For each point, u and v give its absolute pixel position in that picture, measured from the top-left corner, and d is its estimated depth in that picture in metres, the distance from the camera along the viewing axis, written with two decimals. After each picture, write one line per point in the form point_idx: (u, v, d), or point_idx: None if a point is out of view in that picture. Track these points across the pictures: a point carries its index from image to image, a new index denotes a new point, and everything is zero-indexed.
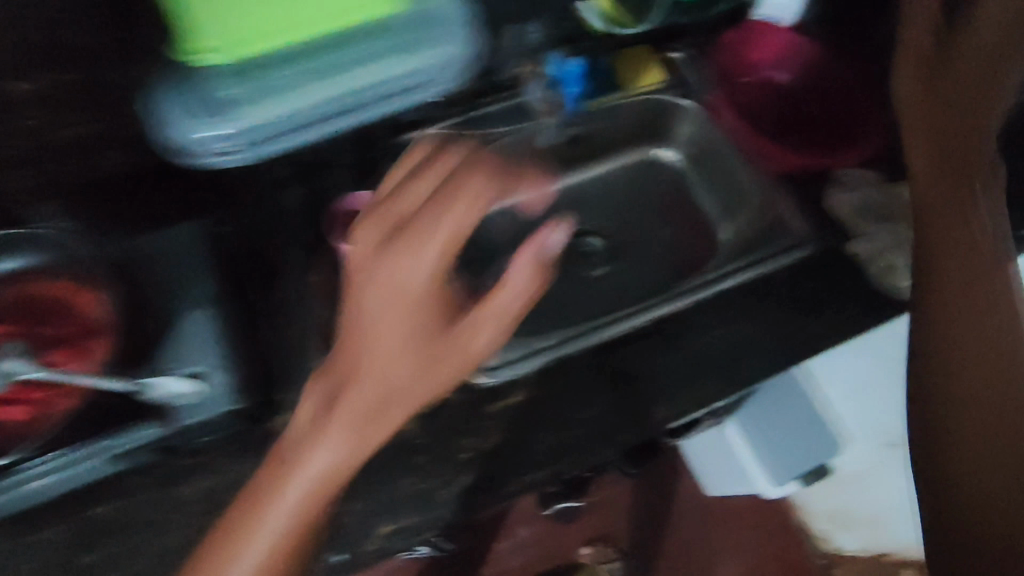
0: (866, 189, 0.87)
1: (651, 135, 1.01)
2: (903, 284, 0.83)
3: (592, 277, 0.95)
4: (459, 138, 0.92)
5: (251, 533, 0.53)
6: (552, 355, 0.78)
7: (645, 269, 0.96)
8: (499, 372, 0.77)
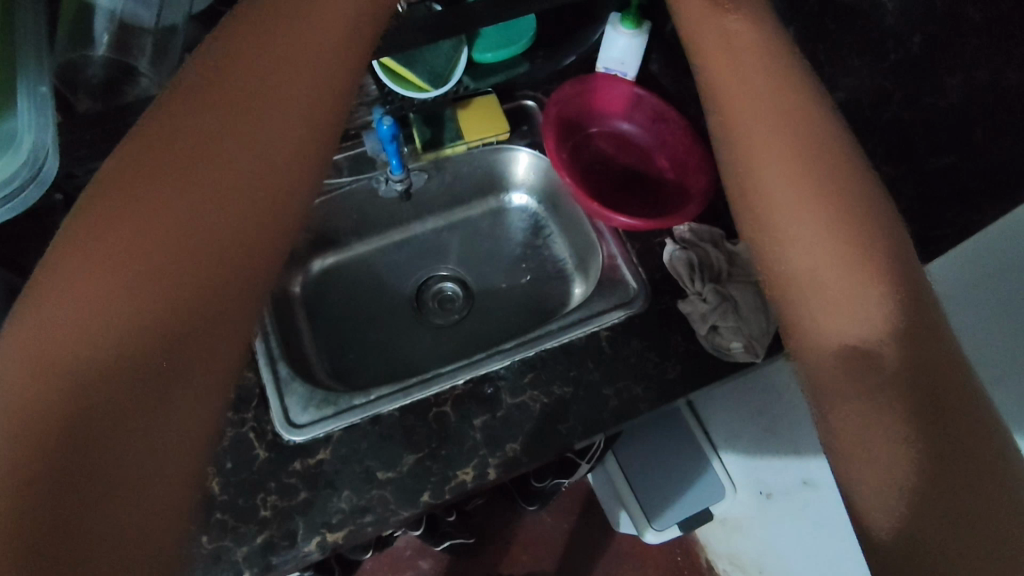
0: (691, 248, 0.87)
1: (501, 185, 1.03)
2: (735, 345, 0.80)
3: (444, 325, 0.99)
4: None
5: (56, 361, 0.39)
6: (349, 401, 0.80)
7: (494, 317, 1.00)
8: (291, 407, 0.80)
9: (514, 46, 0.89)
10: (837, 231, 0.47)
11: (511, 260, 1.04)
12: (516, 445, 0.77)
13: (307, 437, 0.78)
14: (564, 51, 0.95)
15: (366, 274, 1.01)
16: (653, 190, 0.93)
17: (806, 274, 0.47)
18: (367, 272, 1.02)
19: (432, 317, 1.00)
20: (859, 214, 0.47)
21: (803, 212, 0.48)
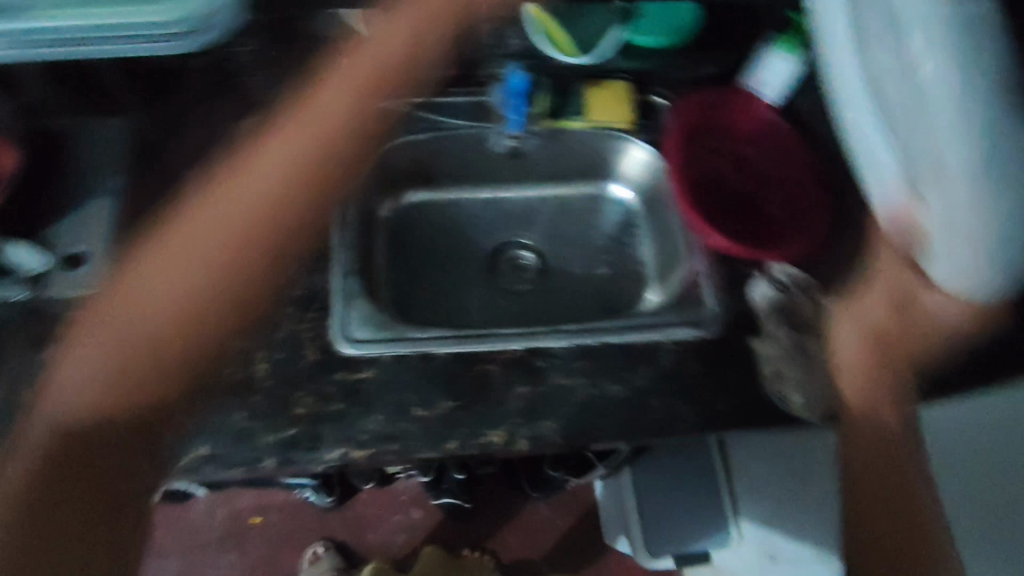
0: (785, 290, 0.83)
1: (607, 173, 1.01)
2: (796, 399, 0.77)
3: (510, 290, 0.99)
4: (411, 118, 0.94)
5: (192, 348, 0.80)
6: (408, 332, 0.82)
7: (560, 298, 0.99)
8: (346, 320, 0.82)
9: (658, 36, 0.90)
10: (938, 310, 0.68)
11: (592, 248, 1.02)
12: (551, 424, 0.76)
13: (363, 349, 0.80)
14: (711, 57, 0.93)
15: (452, 220, 1.02)
16: (765, 221, 0.88)
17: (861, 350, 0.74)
18: (455, 216, 1.02)
19: (502, 279, 1.00)
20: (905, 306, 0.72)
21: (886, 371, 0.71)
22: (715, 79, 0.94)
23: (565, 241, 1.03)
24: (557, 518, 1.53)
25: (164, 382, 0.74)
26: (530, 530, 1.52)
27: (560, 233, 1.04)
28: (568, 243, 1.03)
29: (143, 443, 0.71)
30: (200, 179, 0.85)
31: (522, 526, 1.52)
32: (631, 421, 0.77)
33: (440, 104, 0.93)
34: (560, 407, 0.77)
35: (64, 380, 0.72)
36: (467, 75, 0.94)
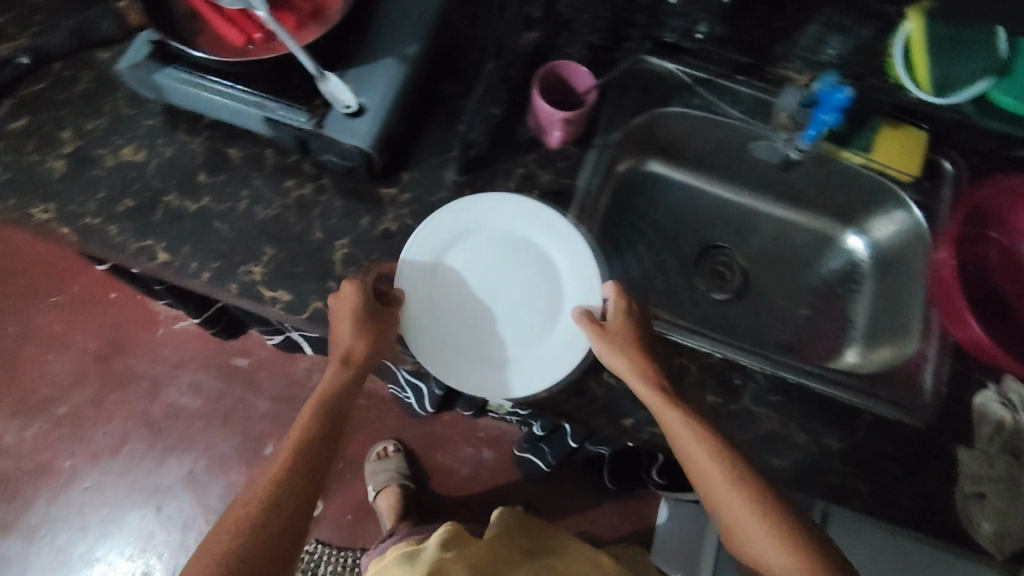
0: (1012, 409, 0.74)
1: (852, 218, 0.94)
2: (983, 526, 0.69)
3: (705, 297, 0.96)
4: (689, 91, 0.90)
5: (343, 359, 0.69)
6: None
7: (753, 323, 0.94)
8: None
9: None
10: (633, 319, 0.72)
11: (802, 287, 0.96)
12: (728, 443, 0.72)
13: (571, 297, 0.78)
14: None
15: (674, 203, 0.98)
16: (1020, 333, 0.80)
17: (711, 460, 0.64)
18: (678, 202, 0.98)
19: (700, 283, 0.97)
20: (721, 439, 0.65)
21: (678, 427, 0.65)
22: (1021, 165, 0.85)
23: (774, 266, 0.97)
24: (614, 516, 1.52)
25: (385, 253, 0.77)
26: (586, 514, 1.51)
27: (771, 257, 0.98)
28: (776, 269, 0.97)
29: None
30: (481, 77, 0.84)
31: (579, 508, 1.52)
32: (809, 476, 0.72)
33: (725, 87, 0.90)
34: (745, 432, 0.73)
35: (302, 218, 0.77)
36: (757, 67, 0.90)
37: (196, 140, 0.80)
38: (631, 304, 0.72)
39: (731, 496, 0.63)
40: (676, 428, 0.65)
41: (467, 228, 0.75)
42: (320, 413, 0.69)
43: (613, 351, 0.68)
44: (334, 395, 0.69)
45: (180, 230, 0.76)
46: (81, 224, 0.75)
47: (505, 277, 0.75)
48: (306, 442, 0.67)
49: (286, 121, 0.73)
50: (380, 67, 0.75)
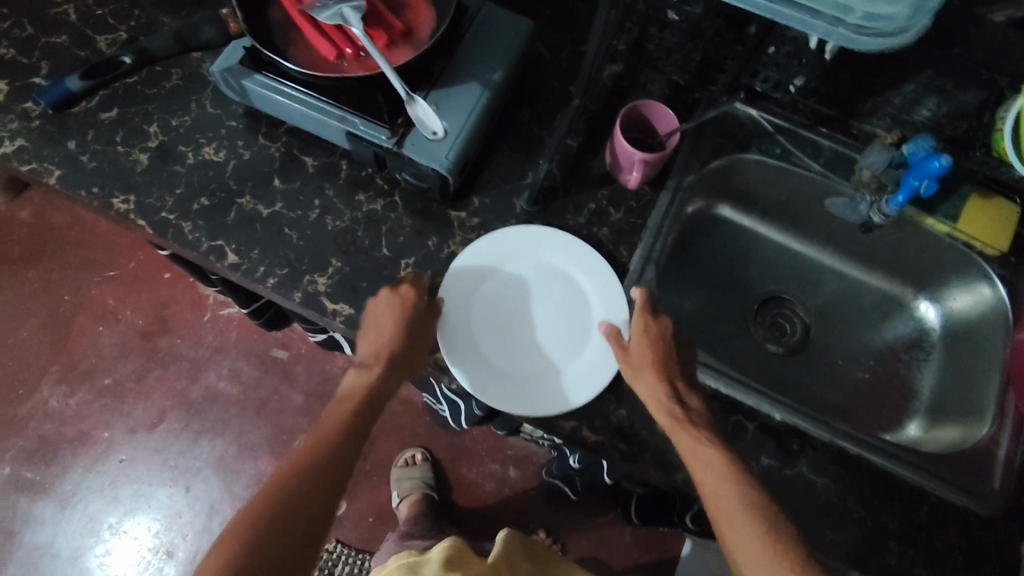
0: None
1: (923, 283, 0.91)
2: None
3: (762, 347, 0.93)
4: (769, 139, 0.88)
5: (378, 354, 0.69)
6: None
7: (812, 382, 0.90)
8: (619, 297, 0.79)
9: None
10: (659, 339, 0.70)
11: (865, 349, 0.92)
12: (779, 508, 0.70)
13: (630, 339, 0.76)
14: None
15: (740, 247, 0.96)
16: None
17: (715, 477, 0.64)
18: (745, 248, 0.96)
19: (759, 332, 0.94)
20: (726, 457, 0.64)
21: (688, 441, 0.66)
22: None
23: (836, 324, 0.94)
24: (633, 552, 1.48)
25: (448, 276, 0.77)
26: (605, 547, 1.48)
27: (834, 315, 0.95)
28: (839, 328, 0.94)
29: None
30: (559, 108, 0.84)
31: (599, 540, 1.49)
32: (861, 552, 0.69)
33: (805, 138, 0.87)
34: (799, 499, 0.71)
35: (370, 232, 0.78)
36: (841, 121, 0.88)
37: (274, 145, 0.81)
38: (656, 323, 0.71)
39: (743, 538, 0.61)
40: (694, 458, 0.65)
41: (504, 258, 0.76)
42: (352, 412, 0.69)
43: (636, 376, 0.68)
44: (366, 393, 0.69)
45: (251, 233, 0.77)
46: (157, 219, 0.77)
47: (538, 307, 0.75)
48: (339, 438, 0.66)
49: (366, 137, 0.73)
50: (463, 90, 0.75)
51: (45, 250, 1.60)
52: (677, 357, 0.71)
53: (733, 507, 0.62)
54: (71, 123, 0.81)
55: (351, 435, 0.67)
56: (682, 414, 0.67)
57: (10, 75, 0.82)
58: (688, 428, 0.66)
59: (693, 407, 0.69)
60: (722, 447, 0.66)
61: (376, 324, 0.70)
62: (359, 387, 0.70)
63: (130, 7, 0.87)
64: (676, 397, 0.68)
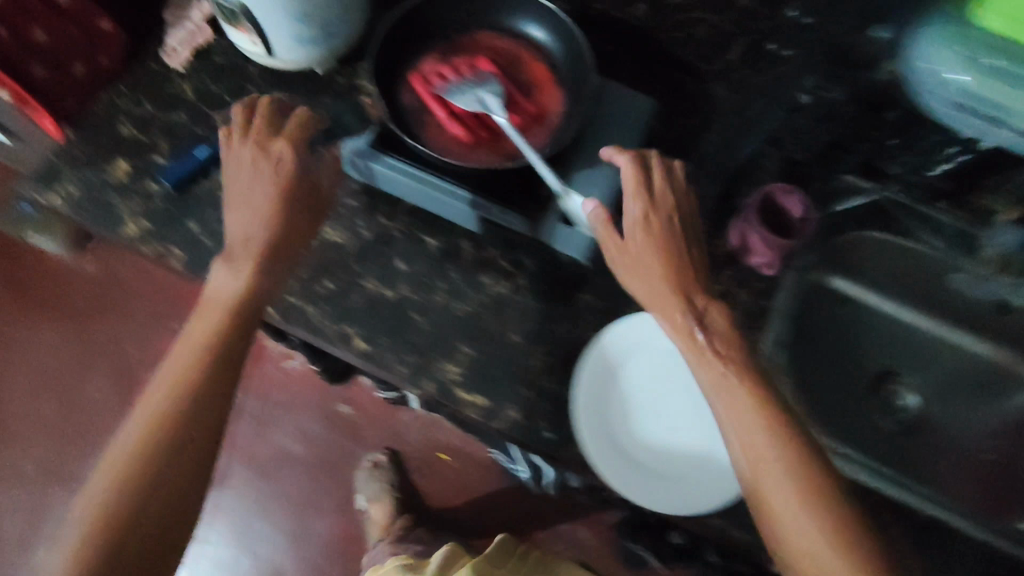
0: None
1: None
2: None
3: (879, 427, 0.91)
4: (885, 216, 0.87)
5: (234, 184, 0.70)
6: None
7: (932, 461, 0.88)
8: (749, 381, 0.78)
9: None
10: (656, 220, 0.67)
11: (984, 425, 0.90)
12: None
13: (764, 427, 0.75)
14: None
15: (853, 320, 0.94)
16: None
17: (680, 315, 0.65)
18: (859, 322, 0.94)
19: (874, 411, 0.91)
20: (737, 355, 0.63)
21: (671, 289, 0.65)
22: None
23: (953, 400, 0.92)
24: None
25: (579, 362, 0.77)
26: None
27: (953, 391, 0.92)
28: (956, 404, 0.92)
29: (547, 415, 0.75)
30: None
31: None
32: None
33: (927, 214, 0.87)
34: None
35: (498, 317, 0.78)
36: None
37: (395, 225, 0.80)
38: (653, 211, 0.68)
39: (746, 428, 0.60)
40: (708, 375, 0.63)
41: (640, 344, 0.75)
42: (225, 318, 0.66)
43: (639, 276, 0.67)
44: (235, 308, 0.66)
45: (378, 317, 0.76)
46: (281, 302, 0.76)
47: (675, 395, 0.73)
48: (203, 351, 0.64)
49: (501, 223, 0.73)
50: (598, 175, 0.74)
51: (110, 301, 1.60)
52: (688, 236, 0.68)
53: (708, 353, 0.64)
54: (190, 202, 0.80)
55: (227, 345, 0.65)
56: (699, 333, 0.64)
57: (131, 154, 0.83)
58: (710, 355, 0.63)
59: (716, 322, 0.65)
60: (737, 361, 0.63)
61: (250, 181, 0.70)
62: (226, 288, 0.67)
63: (244, 85, 0.88)
64: (695, 314, 0.65)
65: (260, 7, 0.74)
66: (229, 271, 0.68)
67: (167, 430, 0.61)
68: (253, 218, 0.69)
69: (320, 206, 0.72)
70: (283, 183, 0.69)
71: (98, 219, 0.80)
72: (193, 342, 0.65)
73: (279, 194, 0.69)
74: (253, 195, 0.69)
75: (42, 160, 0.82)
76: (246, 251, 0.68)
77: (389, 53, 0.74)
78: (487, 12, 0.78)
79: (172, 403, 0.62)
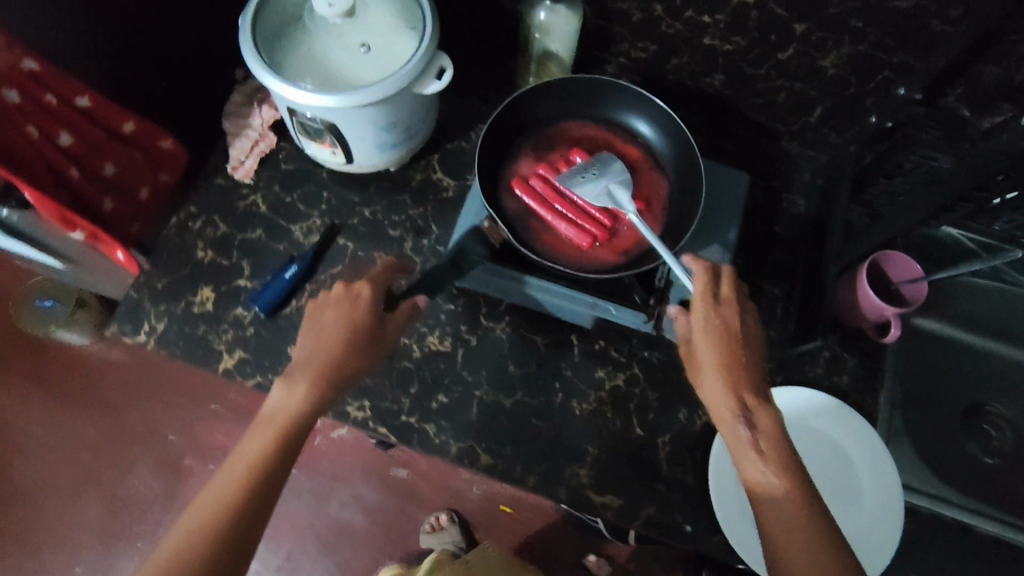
0: None
1: None
2: None
3: (978, 460, 0.88)
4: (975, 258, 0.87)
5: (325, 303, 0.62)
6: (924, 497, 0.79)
7: None
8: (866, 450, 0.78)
9: None
10: (718, 320, 0.61)
11: None
12: None
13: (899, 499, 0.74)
14: None
15: (950, 360, 0.93)
16: None
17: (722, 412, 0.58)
18: (951, 359, 0.93)
19: (971, 444, 0.89)
20: (790, 467, 0.54)
21: (717, 385, 0.59)
22: None
23: None
24: None
25: (707, 450, 0.75)
26: None
27: None
28: None
29: (683, 506, 0.72)
30: (774, 255, 0.84)
31: None
32: None
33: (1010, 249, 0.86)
34: None
35: (619, 412, 0.76)
36: None
37: (499, 326, 0.78)
38: (718, 313, 0.61)
39: (779, 513, 0.52)
40: (753, 479, 0.55)
41: None
42: (285, 430, 0.56)
43: (699, 377, 0.61)
44: (290, 427, 0.56)
45: (499, 429, 0.74)
46: (398, 424, 0.74)
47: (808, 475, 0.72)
48: (248, 472, 0.53)
49: (621, 321, 0.71)
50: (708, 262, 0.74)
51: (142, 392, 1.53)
52: (744, 338, 0.61)
53: (753, 464, 0.55)
54: (285, 326, 0.77)
55: (272, 468, 0.54)
56: (748, 438, 0.56)
57: (213, 279, 0.79)
58: (754, 456, 0.55)
59: (767, 429, 0.56)
60: (786, 473, 0.54)
61: (341, 309, 0.61)
62: (287, 405, 0.57)
63: (317, 190, 0.84)
64: (747, 414, 0.57)
65: (347, 123, 0.71)
66: (289, 388, 0.58)
67: (188, 551, 0.49)
68: (331, 329, 0.60)
69: (413, 316, 0.64)
70: (376, 302, 0.62)
71: (191, 356, 0.76)
72: (240, 464, 0.54)
73: (369, 313, 0.61)
74: (333, 308, 0.61)
75: (121, 297, 0.78)
76: (313, 364, 0.58)
77: (485, 167, 0.73)
78: (576, 108, 0.78)
79: (205, 522, 0.50)
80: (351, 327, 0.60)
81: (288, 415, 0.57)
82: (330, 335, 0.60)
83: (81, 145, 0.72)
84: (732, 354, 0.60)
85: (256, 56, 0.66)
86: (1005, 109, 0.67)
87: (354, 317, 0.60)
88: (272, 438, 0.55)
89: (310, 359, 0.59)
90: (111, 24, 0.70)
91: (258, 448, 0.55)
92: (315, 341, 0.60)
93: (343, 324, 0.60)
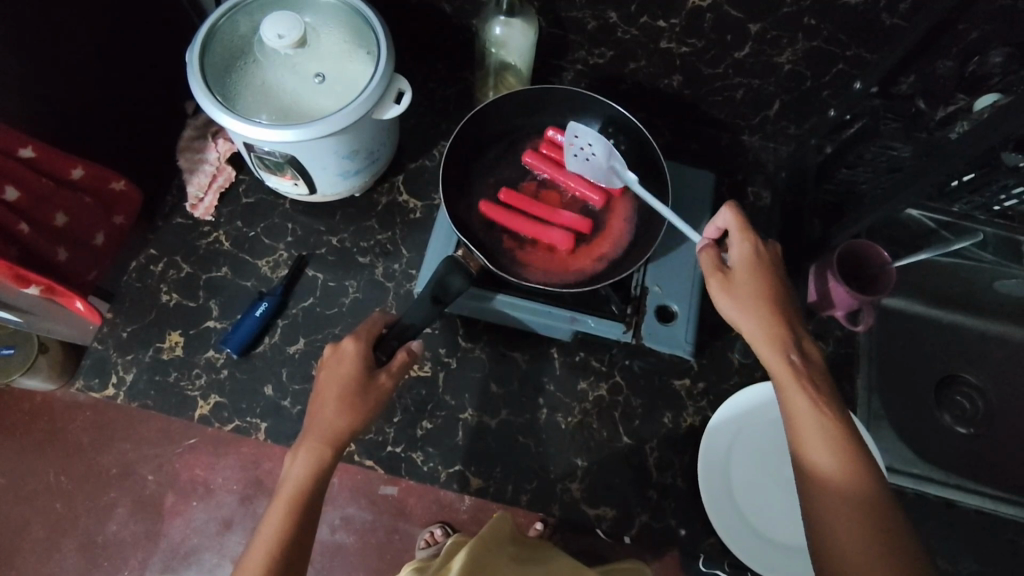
0: None
1: None
2: None
3: (952, 430, 0.90)
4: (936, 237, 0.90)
5: (337, 360, 0.59)
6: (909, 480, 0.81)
7: None
8: None
9: None
10: (762, 258, 0.59)
11: None
12: None
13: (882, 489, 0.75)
14: None
15: (924, 335, 0.95)
16: None
17: (760, 336, 0.56)
18: (920, 336, 0.95)
19: (944, 414, 0.91)
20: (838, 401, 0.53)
21: (757, 303, 0.57)
22: None
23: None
24: None
25: (694, 453, 0.75)
26: None
27: None
28: None
29: (676, 511, 0.73)
30: None
31: None
32: None
33: (970, 228, 0.88)
34: None
35: (605, 422, 0.76)
36: None
37: (478, 345, 0.78)
38: (764, 252, 0.59)
39: (822, 436, 0.50)
40: (797, 404, 0.52)
41: (757, 426, 0.71)
42: (298, 499, 0.54)
43: (737, 297, 0.57)
44: (300, 495, 0.54)
45: (484, 450, 0.74)
46: (384, 455, 0.73)
47: None
48: (270, 553, 0.50)
49: (600, 333, 0.70)
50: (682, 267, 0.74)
51: None
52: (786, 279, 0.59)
53: (797, 383, 0.53)
54: (259, 365, 0.76)
55: (297, 535, 0.52)
56: (797, 361, 0.54)
57: (181, 323, 0.77)
58: (803, 382, 0.53)
59: (815, 359, 0.55)
60: (825, 398, 0.52)
61: (335, 362, 0.59)
62: (294, 475, 0.55)
63: (282, 222, 0.82)
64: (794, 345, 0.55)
65: (307, 155, 0.69)
66: (294, 456, 0.56)
67: None
68: (331, 399, 0.57)
69: (409, 363, 0.60)
70: (361, 356, 0.59)
71: (165, 404, 0.75)
72: (260, 545, 0.51)
73: (357, 366, 0.58)
74: (335, 365, 0.59)
75: (86, 349, 0.76)
76: (314, 431, 0.56)
77: (450, 191, 0.73)
78: (537, 121, 0.78)
79: None
80: (348, 388, 0.57)
81: (298, 488, 0.54)
82: (327, 398, 0.57)
83: (27, 198, 0.69)
84: (780, 287, 0.58)
85: (207, 93, 0.64)
86: (961, 98, 0.70)
87: (349, 376, 0.58)
88: (287, 516, 0.53)
89: (315, 427, 0.56)
90: (60, 73, 0.68)
91: (274, 531, 0.52)
92: (319, 411, 0.57)
93: (341, 383, 0.58)
